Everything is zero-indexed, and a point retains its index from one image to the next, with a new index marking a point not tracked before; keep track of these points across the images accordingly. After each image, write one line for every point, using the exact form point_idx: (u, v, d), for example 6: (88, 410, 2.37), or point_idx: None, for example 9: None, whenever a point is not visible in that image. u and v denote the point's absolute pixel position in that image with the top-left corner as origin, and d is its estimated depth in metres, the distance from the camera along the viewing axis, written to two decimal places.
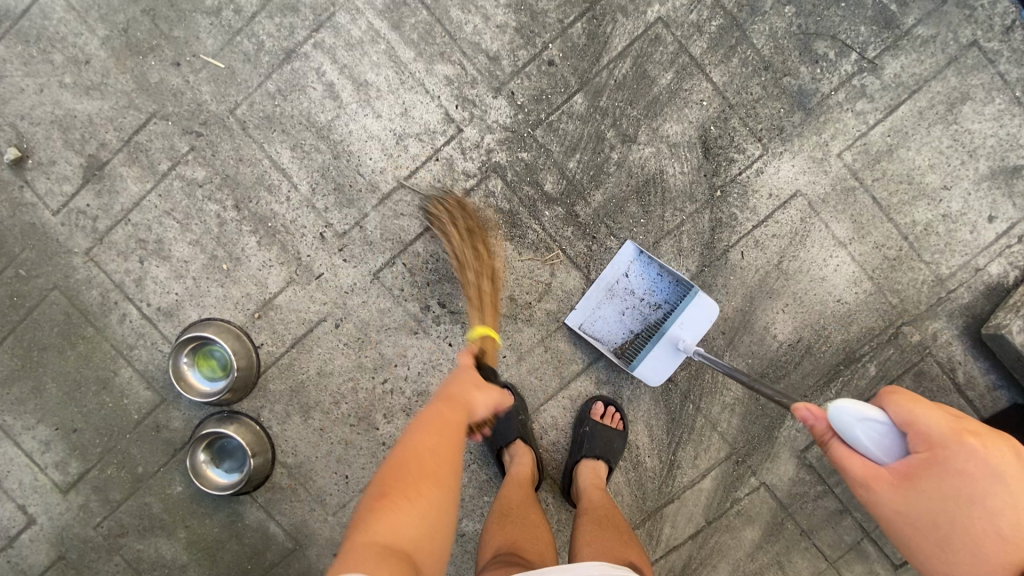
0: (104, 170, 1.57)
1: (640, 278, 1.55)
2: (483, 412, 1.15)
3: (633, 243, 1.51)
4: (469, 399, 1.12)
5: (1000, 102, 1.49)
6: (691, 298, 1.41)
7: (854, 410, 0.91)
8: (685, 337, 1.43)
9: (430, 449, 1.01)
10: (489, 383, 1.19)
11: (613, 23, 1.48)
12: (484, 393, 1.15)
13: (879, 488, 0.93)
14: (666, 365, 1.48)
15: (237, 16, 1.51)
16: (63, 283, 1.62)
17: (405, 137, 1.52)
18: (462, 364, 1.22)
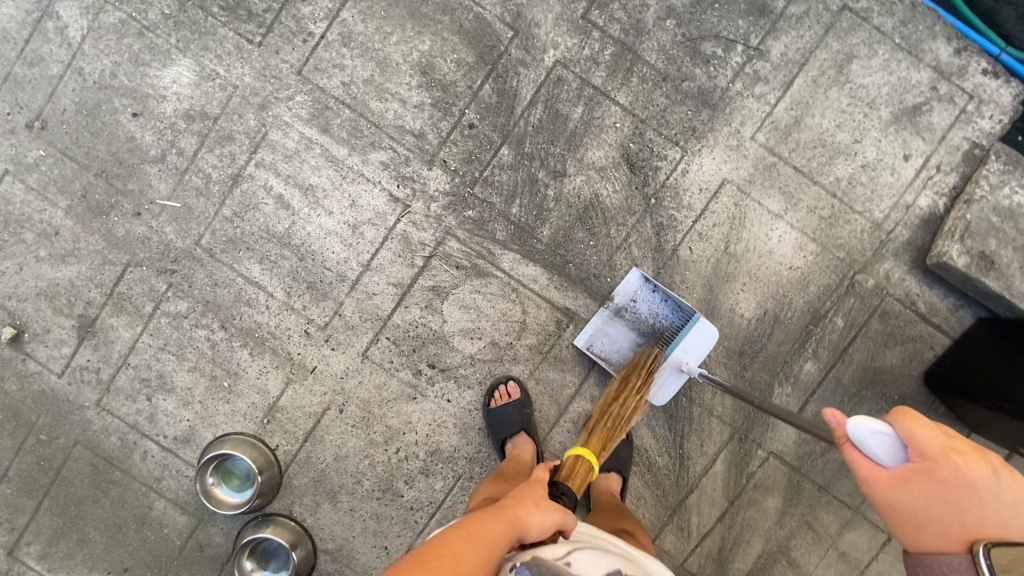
0: (95, 325, 1.69)
1: (647, 302, 1.61)
2: (539, 534, 1.08)
3: (638, 270, 1.58)
4: (524, 513, 1.08)
5: (884, 52, 1.60)
6: (696, 324, 1.52)
7: (864, 423, 0.88)
8: (688, 360, 1.53)
9: (478, 531, 1.00)
10: (550, 503, 1.15)
11: (517, 76, 1.61)
12: (542, 511, 1.11)
13: (878, 486, 0.90)
14: (667, 388, 1.57)
15: (182, 157, 1.64)
16: (83, 437, 1.72)
17: (358, 225, 1.64)
18: (527, 489, 1.21)
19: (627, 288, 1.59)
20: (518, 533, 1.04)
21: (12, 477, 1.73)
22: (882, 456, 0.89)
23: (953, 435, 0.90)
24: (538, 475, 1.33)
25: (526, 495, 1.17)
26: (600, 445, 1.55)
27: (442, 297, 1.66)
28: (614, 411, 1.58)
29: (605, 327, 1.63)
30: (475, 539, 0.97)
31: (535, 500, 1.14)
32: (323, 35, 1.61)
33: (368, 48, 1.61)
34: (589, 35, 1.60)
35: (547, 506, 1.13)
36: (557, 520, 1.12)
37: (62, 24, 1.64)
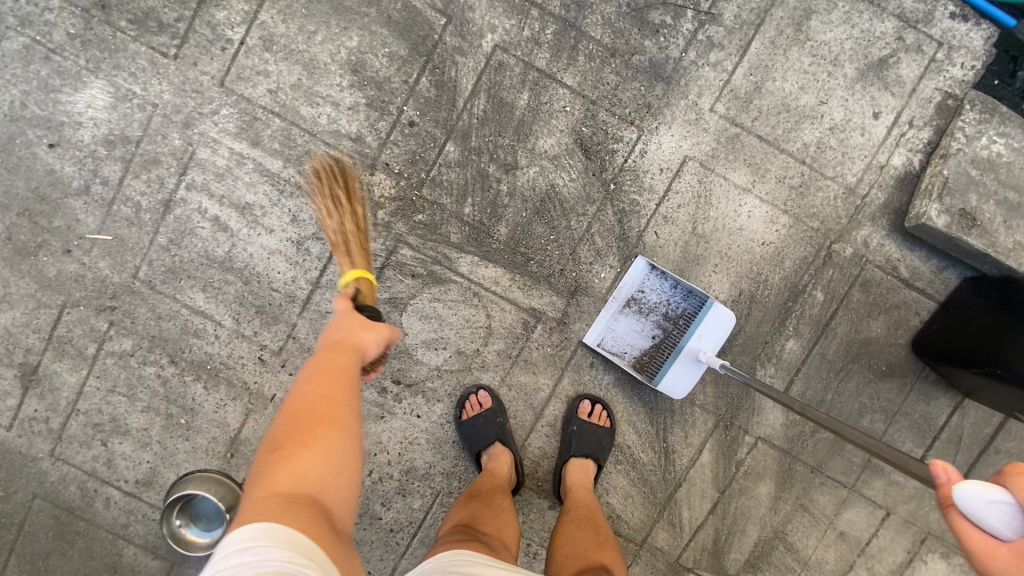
0: (38, 372, 1.59)
1: (659, 291, 1.57)
2: (375, 352, 1.09)
3: (643, 257, 1.52)
4: (357, 337, 1.06)
5: (844, 5, 1.50)
6: (711, 308, 1.45)
7: (980, 491, 0.75)
8: (705, 348, 1.46)
9: (329, 365, 0.99)
10: (376, 322, 1.13)
11: (455, 66, 1.50)
12: (372, 332, 1.09)
13: (996, 564, 0.75)
14: (687, 379, 1.50)
15: (107, 186, 1.53)
16: (41, 490, 1.64)
17: (303, 241, 1.54)
18: (340, 310, 1.15)
19: (633, 276, 1.53)
20: (352, 360, 1.02)
21: None
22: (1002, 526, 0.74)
23: None
24: (340, 304, 1.16)
25: (345, 317, 1.11)
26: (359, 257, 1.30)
27: (400, 309, 1.57)
28: (350, 225, 1.32)
29: (613, 320, 1.57)
30: (336, 385, 0.96)
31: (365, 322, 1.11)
32: (242, 42, 1.49)
33: (293, 51, 1.49)
34: (527, 15, 1.49)
35: (377, 325, 1.12)
36: (370, 325, 1.10)
37: None
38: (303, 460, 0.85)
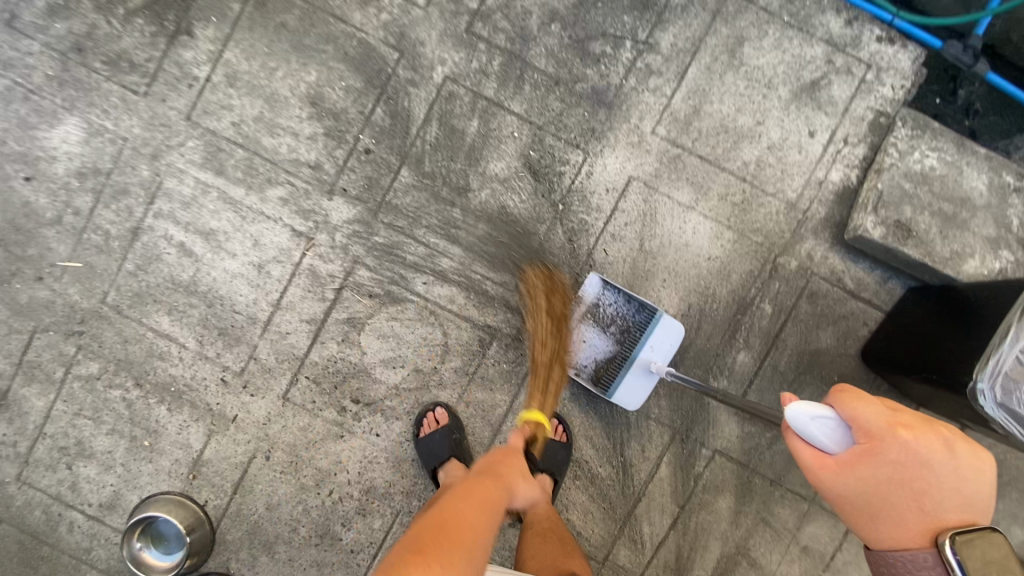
0: (7, 397, 1.64)
1: (617, 304, 1.55)
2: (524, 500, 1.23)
3: (596, 273, 1.54)
4: (515, 483, 1.20)
5: (774, 32, 1.58)
6: (664, 321, 1.47)
7: (804, 410, 0.91)
8: (659, 359, 1.49)
9: (482, 495, 1.10)
10: (529, 472, 1.28)
11: (408, 96, 1.58)
12: (528, 485, 1.24)
13: (824, 475, 0.95)
14: (640, 390, 1.53)
15: (78, 216, 1.61)
16: (6, 515, 1.66)
17: (264, 264, 1.60)
18: (514, 447, 1.34)
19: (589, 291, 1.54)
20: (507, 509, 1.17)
21: None
22: (831, 443, 0.94)
23: (899, 412, 0.94)
24: (516, 441, 1.35)
25: (506, 456, 1.28)
26: (545, 396, 1.46)
27: (358, 328, 1.61)
28: None
29: (570, 331, 1.56)
30: (490, 505, 1.10)
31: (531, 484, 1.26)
32: (208, 78, 1.59)
33: (256, 86, 1.59)
34: (475, 48, 1.58)
35: (529, 472, 1.27)
36: (534, 492, 1.27)
37: None
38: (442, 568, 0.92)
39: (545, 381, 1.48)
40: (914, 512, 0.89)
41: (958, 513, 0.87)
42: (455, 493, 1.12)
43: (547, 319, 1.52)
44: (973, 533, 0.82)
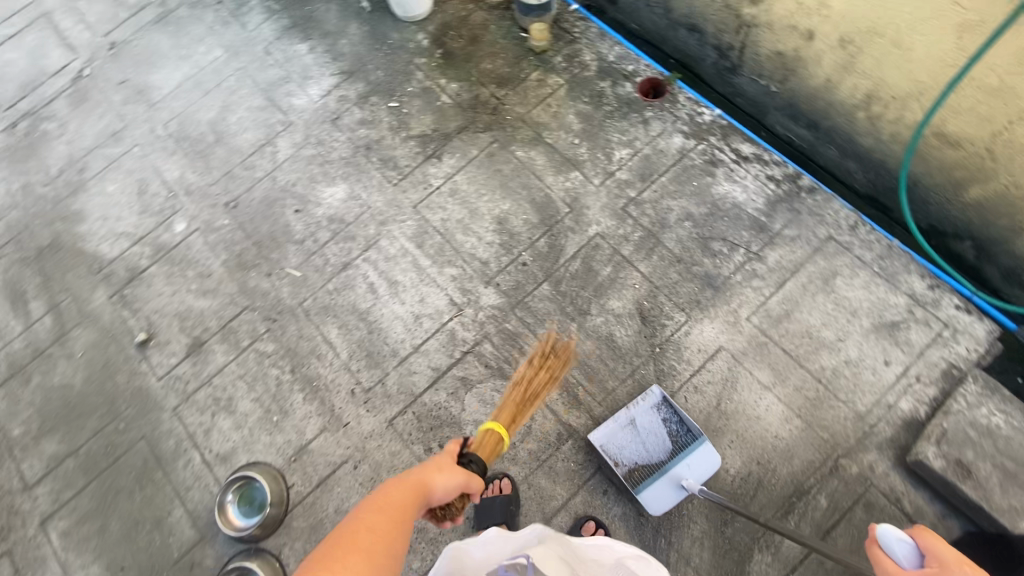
0: (202, 346, 2.15)
1: (667, 419, 1.79)
2: (446, 495, 1.22)
3: (659, 389, 1.82)
4: (429, 479, 1.20)
5: (864, 276, 1.97)
6: (704, 446, 1.72)
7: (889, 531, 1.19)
8: (692, 478, 1.70)
9: (390, 501, 1.12)
10: (452, 466, 1.26)
11: (567, 237, 2.13)
12: (446, 476, 1.22)
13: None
14: (666, 501, 1.72)
15: (314, 244, 2.25)
16: (149, 434, 2.05)
17: (421, 316, 2.09)
18: (447, 452, 1.34)
19: (649, 401, 1.81)
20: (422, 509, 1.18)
21: (80, 454, 2.06)
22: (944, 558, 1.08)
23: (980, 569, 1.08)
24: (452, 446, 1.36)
25: (434, 458, 1.28)
26: (510, 420, 1.56)
27: (468, 388, 1.97)
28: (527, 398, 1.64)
29: (620, 429, 1.80)
30: (404, 514, 1.12)
31: (462, 486, 1.25)
32: (438, 186, 2.28)
33: (466, 200, 2.24)
34: (625, 220, 2.13)
35: (453, 469, 1.24)
36: (460, 488, 1.24)
37: (276, 149, 2.44)
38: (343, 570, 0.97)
39: (514, 412, 1.59)
40: None
41: None
42: (379, 490, 1.15)
43: (539, 378, 1.71)
44: None
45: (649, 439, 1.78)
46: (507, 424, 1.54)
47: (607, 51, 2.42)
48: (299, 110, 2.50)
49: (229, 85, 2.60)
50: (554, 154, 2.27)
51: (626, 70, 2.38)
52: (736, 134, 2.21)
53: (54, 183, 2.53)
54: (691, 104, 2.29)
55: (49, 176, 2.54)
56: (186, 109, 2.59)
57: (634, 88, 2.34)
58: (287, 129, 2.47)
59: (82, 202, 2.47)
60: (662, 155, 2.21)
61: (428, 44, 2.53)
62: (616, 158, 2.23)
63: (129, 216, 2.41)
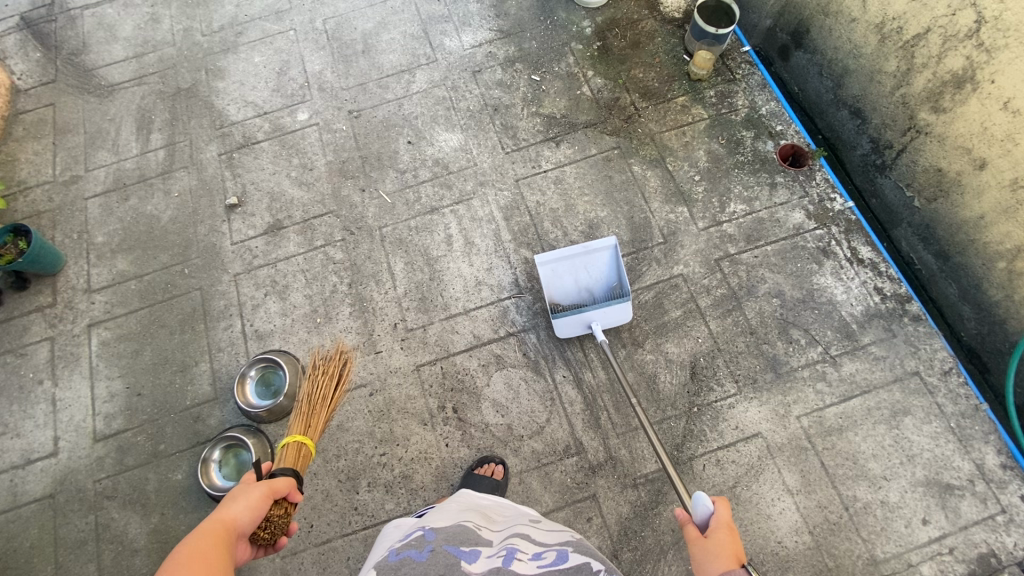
0: (280, 230, 2.25)
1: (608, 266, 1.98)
2: (252, 513, 1.27)
3: (615, 241, 1.95)
4: (226, 514, 1.23)
5: (936, 425, 1.83)
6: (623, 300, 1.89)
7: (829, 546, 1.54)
8: (601, 323, 1.89)
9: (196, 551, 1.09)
10: (243, 490, 1.32)
11: (649, 265, 2.08)
12: (243, 499, 1.27)
13: None
14: (571, 330, 1.91)
15: (413, 179, 2.31)
16: (206, 288, 2.17)
17: (482, 284, 2.11)
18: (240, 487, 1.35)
19: (602, 249, 1.94)
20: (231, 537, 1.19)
21: (143, 280, 2.20)
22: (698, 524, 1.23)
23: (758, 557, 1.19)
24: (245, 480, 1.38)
25: (232, 495, 1.30)
26: (306, 427, 1.65)
27: (499, 367, 1.97)
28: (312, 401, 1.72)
29: (569, 266, 1.97)
30: (215, 550, 1.11)
31: (268, 492, 1.33)
32: (546, 170, 2.28)
33: (566, 194, 2.23)
34: (713, 272, 2.06)
35: (248, 491, 1.30)
36: (264, 498, 1.32)
37: (412, 79, 2.51)
38: None
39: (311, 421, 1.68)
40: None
41: None
42: (180, 549, 1.07)
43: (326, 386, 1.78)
44: None
45: (588, 276, 1.98)
46: (314, 435, 1.65)
47: (761, 103, 2.33)
48: (447, 51, 2.55)
49: (394, 5, 2.68)
50: (669, 183, 2.22)
51: (774, 128, 2.28)
52: (859, 233, 2.09)
53: (212, 36, 2.70)
54: (826, 186, 2.17)
55: (210, 29, 2.72)
56: (348, 13, 2.69)
57: (774, 149, 2.25)
58: (429, 65, 2.53)
59: (228, 62, 2.63)
60: (776, 224, 2.12)
61: (590, 33, 2.52)
62: (729, 210, 2.15)
63: (263, 90, 2.54)
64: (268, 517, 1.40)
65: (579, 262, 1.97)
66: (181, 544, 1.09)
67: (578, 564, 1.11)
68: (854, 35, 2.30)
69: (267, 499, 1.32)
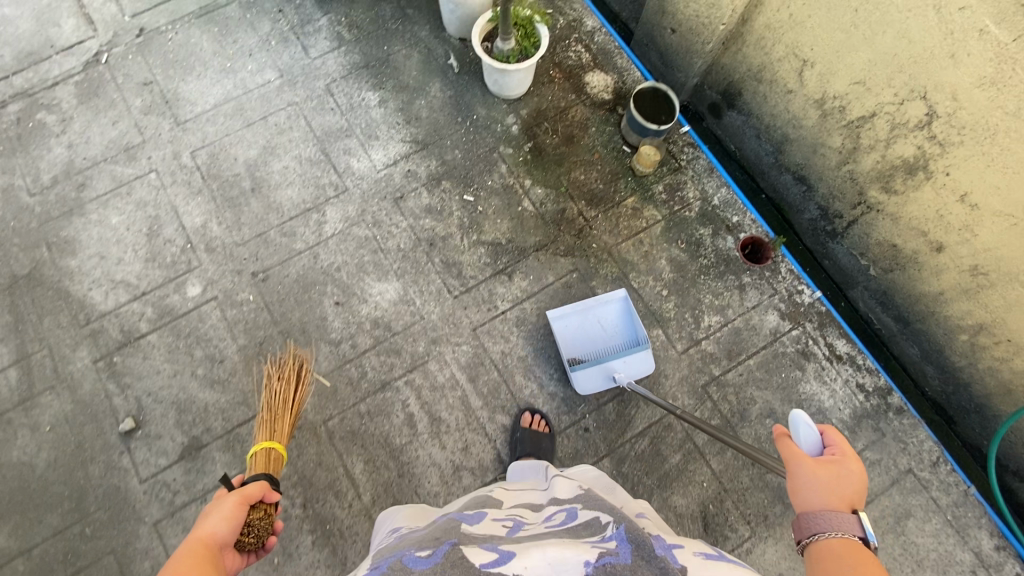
0: (200, 451, 1.84)
1: (620, 317, 1.99)
2: (227, 523, 1.24)
3: (623, 292, 1.97)
4: (204, 529, 1.20)
5: (936, 522, 1.86)
6: (642, 348, 1.90)
7: (803, 418, 1.25)
8: (624, 373, 1.87)
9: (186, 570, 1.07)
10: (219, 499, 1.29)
11: (637, 407, 1.92)
12: (217, 513, 1.24)
13: (802, 464, 1.16)
14: (594, 384, 1.89)
15: (351, 350, 1.96)
16: (120, 549, 1.74)
17: (461, 467, 1.84)
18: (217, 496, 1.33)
19: (611, 299, 1.96)
20: (212, 548, 1.17)
21: (31, 557, 1.74)
22: (810, 450, 1.22)
23: (842, 471, 1.15)
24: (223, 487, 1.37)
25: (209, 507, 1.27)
26: (272, 434, 1.55)
27: None
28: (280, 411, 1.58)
29: (583, 319, 1.97)
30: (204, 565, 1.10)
31: (241, 501, 1.28)
32: (503, 312, 2.02)
33: (532, 337, 1.99)
34: (703, 402, 1.93)
35: (220, 501, 1.26)
36: (239, 504, 1.28)
37: (322, 219, 2.11)
38: None
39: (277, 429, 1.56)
40: (843, 497, 1.12)
41: (842, 499, 1.11)
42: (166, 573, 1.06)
43: (290, 395, 1.65)
44: (847, 502, 1.11)
45: (601, 329, 1.98)
46: (281, 437, 1.55)
47: (712, 191, 2.18)
48: (357, 175, 2.16)
49: (278, 120, 2.22)
50: (637, 304, 2.03)
51: (730, 220, 2.14)
52: (833, 326, 2.04)
53: (43, 193, 2.12)
54: (792, 278, 2.09)
55: (39, 183, 2.13)
56: (221, 138, 2.20)
57: (734, 245, 2.12)
58: (339, 197, 2.14)
59: (75, 228, 2.07)
60: (753, 332, 2.02)
61: (517, 131, 2.24)
62: (704, 325, 2.02)
63: (134, 262, 2.04)
64: (248, 523, 1.34)
65: (590, 313, 1.98)
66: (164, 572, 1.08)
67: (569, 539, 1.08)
68: (792, 106, 2.17)
69: (241, 507, 1.28)
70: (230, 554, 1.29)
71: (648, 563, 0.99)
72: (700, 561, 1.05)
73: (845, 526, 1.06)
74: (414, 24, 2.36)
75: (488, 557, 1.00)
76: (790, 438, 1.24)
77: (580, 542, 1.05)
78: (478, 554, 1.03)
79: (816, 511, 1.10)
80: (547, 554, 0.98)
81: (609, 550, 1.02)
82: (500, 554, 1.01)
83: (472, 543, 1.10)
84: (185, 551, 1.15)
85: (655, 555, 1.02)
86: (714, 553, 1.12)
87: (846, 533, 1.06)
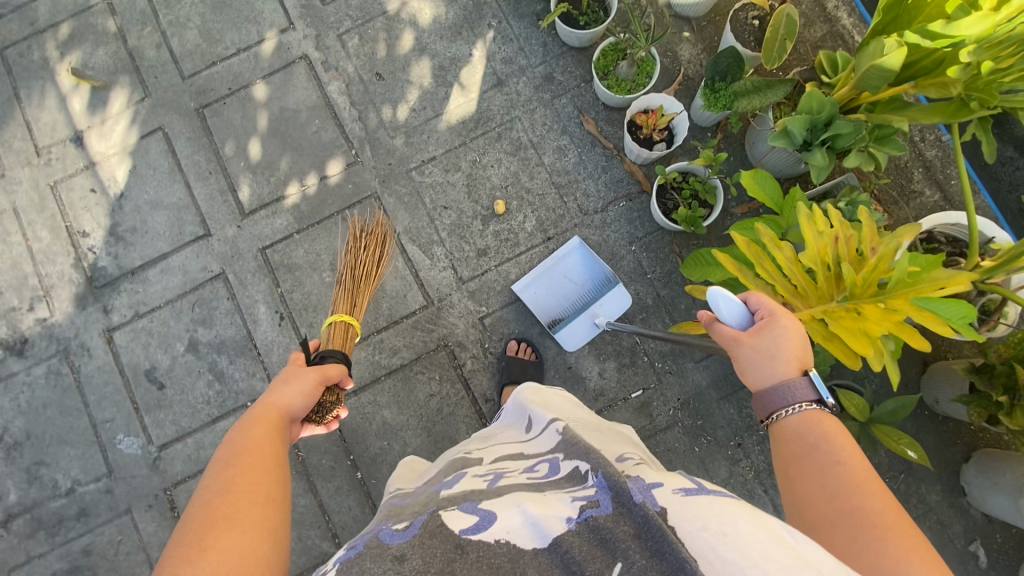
0: None
1: (582, 265, 1.92)
2: (302, 404, 1.21)
3: (577, 238, 1.90)
4: (279, 400, 1.18)
5: None
6: (614, 286, 1.87)
7: (721, 294, 1.01)
8: (603, 316, 1.87)
9: (261, 448, 1.03)
10: (299, 373, 1.24)
11: None
12: (290, 386, 1.21)
13: (739, 347, 1.02)
14: (581, 335, 1.89)
15: None
16: None
17: None
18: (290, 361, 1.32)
19: (568, 249, 1.90)
20: (282, 421, 1.15)
21: None
22: (739, 321, 1.04)
23: (775, 332, 1.00)
24: (295, 355, 1.33)
25: (287, 372, 1.25)
26: (351, 306, 1.49)
27: None
28: (363, 294, 1.53)
29: (549, 281, 1.92)
30: (271, 436, 1.08)
31: (320, 380, 1.25)
32: None
33: None
34: None
35: (300, 374, 1.23)
36: (318, 383, 1.24)
37: None
38: (249, 491, 0.93)
39: (357, 296, 1.51)
40: (795, 361, 0.99)
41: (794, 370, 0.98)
42: (232, 443, 1.03)
43: (371, 262, 1.57)
44: (800, 368, 0.98)
45: (569, 282, 1.93)
46: (358, 315, 1.51)
47: None
48: None
49: None
50: None
51: None
52: None
53: None
54: None
55: None
56: None
57: None
58: None
59: None
60: None
61: None
62: None
63: None
64: (320, 403, 1.33)
65: (553, 272, 1.92)
66: (232, 435, 1.07)
67: (568, 473, 0.92)
68: None
69: (319, 385, 1.25)
70: (296, 427, 1.27)
71: (631, 513, 0.74)
72: (682, 501, 0.77)
73: (801, 397, 0.95)
74: (919, 482, 1.83)
75: (468, 525, 0.79)
76: (718, 321, 1.07)
77: (558, 498, 0.83)
78: (458, 518, 0.81)
79: (770, 390, 0.97)
80: (525, 513, 0.78)
81: (589, 501, 0.79)
82: (480, 520, 0.78)
83: (454, 506, 0.86)
84: (254, 417, 1.13)
85: (641, 500, 0.75)
86: (698, 490, 0.80)
87: (803, 404, 0.95)
